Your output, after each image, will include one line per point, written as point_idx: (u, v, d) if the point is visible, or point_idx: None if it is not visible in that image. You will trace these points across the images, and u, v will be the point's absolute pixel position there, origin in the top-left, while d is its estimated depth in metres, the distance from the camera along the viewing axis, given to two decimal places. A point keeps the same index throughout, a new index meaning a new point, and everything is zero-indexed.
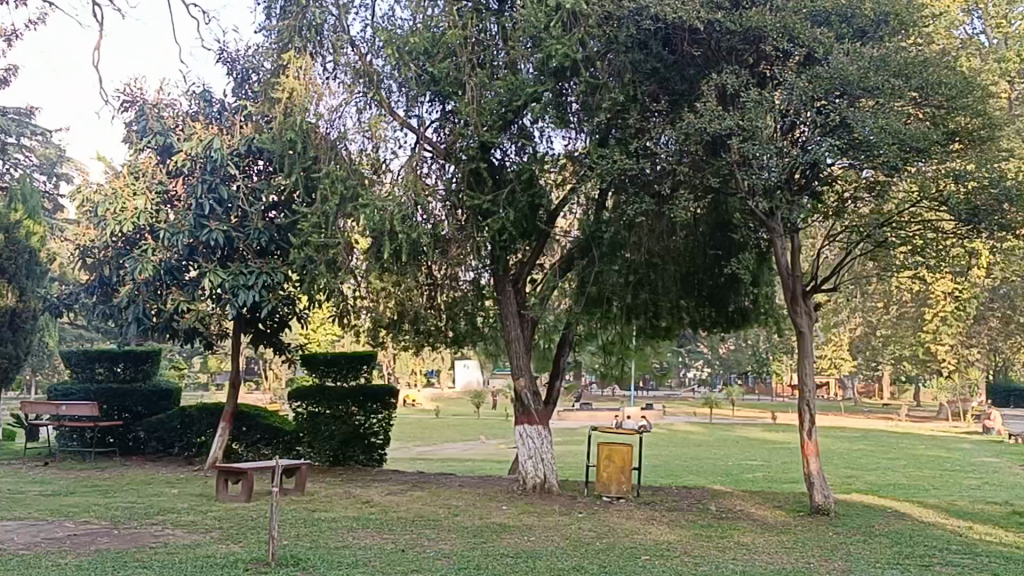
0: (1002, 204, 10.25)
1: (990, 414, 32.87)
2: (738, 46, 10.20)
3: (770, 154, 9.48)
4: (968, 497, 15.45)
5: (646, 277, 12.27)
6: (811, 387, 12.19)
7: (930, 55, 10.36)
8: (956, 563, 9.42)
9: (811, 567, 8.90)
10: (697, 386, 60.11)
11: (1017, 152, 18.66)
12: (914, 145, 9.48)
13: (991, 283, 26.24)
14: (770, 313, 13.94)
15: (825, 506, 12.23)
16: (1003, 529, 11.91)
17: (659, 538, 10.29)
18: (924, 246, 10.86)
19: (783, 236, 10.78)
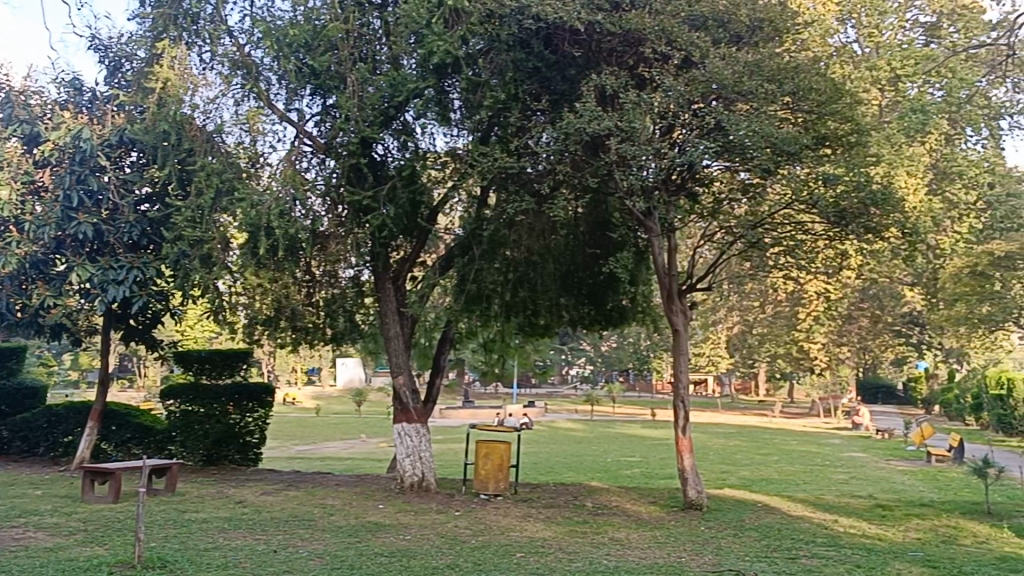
0: (868, 207, 10.59)
1: (858, 410, 33.94)
2: (618, 48, 10.44)
3: (648, 155, 9.63)
4: (835, 492, 15.89)
5: (525, 275, 12.30)
6: (686, 384, 12.34)
7: (803, 62, 10.64)
8: (820, 556, 9.69)
9: (681, 562, 9.03)
10: (578, 383, 60.69)
11: (886, 156, 19.33)
12: (786, 149, 9.77)
13: (860, 283, 27.14)
14: (647, 311, 14.14)
15: (698, 501, 12.44)
16: (865, 522, 12.32)
17: (534, 535, 10.34)
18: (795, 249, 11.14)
19: (660, 236, 10.87)
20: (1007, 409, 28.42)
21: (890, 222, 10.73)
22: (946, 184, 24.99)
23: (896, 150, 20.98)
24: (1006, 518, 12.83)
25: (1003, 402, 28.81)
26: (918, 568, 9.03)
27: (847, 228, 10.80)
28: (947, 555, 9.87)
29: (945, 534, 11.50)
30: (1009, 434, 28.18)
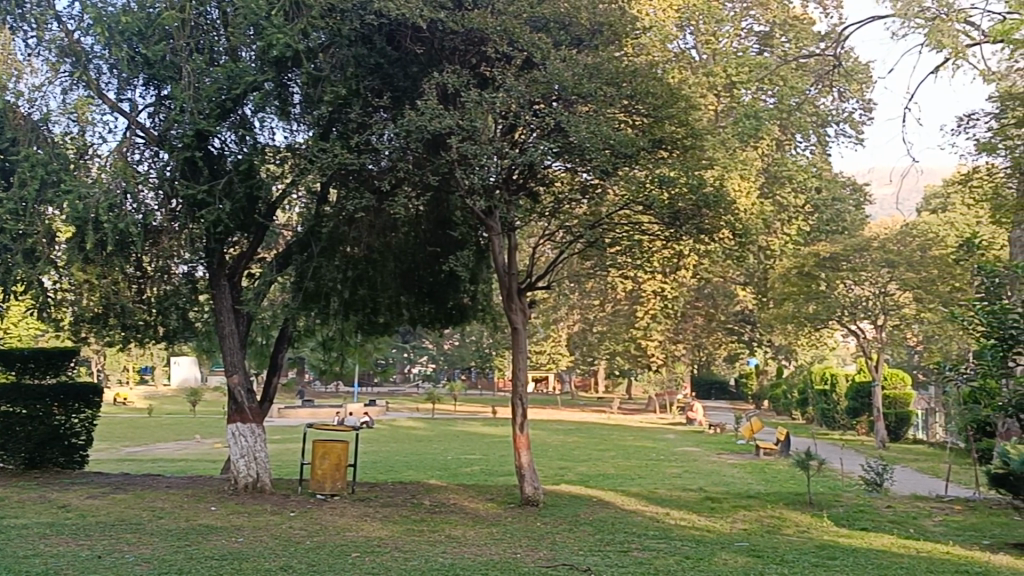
0: (701, 209, 10.97)
1: (692, 406, 34.92)
2: (460, 47, 10.46)
3: (488, 154, 9.66)
4: (667, 486, 16.34)
5: (364, 273, 12.21)
6: (524, 382, 12.46)
7: (640, 66, 10.89)
8: (651, 548, 9.94)
9: (516, 558, 9.10)
10: (420, 381, 60.57)
11: (720, 161, 19.91)
12: (623, 151, 10.06)
13: (695, 282, 27.93)
14: (486, 309, 14.28)
15: (535, 497, 12.57)
16: (695, 514, 12.70)
17: (370, 534, 10.27)
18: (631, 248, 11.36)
19: (500, 235, 10.98)
20: (831, 404, 29.76)
21: (721, 224, 11.14)
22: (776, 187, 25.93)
23: (730, 153, 21.71)
24: (826, 508, 13.42)
25: (827, 397, 30.15)
26: (742, 558, 9.34)
27: (681, 228, 11.13)
28: (770, 544, 10.26)
29: (770, 524, 11.94)
30: (832, 428, 29.53)
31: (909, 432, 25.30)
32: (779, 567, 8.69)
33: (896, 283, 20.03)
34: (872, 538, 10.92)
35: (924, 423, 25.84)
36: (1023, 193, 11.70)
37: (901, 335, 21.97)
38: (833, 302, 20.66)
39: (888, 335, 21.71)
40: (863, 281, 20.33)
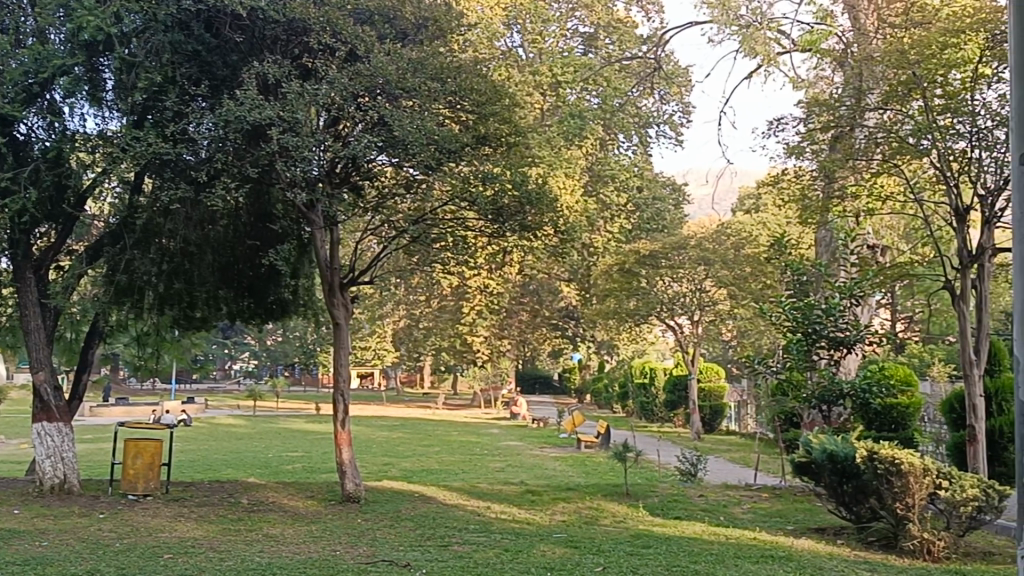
0: (524, 206, 11.08)
1: (515, 401, 35.32)
2: (282, 37, 10.25)
3: (311, 147, 9.45)
4: (489, 480, 16.49)
5: (180, 266, 11.78)
6: (347, 378, 12.32)
7: (465, 62, 10.94)
8: (471, 541, 10.00)
9: (335, 555, 9.00)
10: (242, 378, 59.23)
11: (545, 159, 20.19)
12: (447, 147, 10.10)
13: (520, 278, 28.24)
14: (309, 305, 14.02)
15: (356, 494, 12.45)
16: (516, 507, 12.86)
17: (185, 534, 9.98)
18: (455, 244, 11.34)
19: (322, 229, 10.79)
20: (650, 397, 30.61)
21: (544, 221, 11.28)
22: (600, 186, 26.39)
23: (556, 152, 22.03)
24: (641, 498, 13.79)
25: (646, 391, 31.00)
26: (560, 548, 9.51)
27: (505, 226, 11.19)
28: (587, 535, 10.48)
29: (588, 515, 12.18)
30: (650, 420, 30.36)
31: (723, 423, 26.29)
32: (596, 556, 8.88)
33: (711, 280, 20.75)
34: (684, 526, 11.30)
35: (735, 416, 26.86)
36: (827, 194, 12.29)
37: (716, 330, 22.79)
38: (652, 298, 21.26)
39: (703, 330, 22.48)
40: (681, 278, 20.99)
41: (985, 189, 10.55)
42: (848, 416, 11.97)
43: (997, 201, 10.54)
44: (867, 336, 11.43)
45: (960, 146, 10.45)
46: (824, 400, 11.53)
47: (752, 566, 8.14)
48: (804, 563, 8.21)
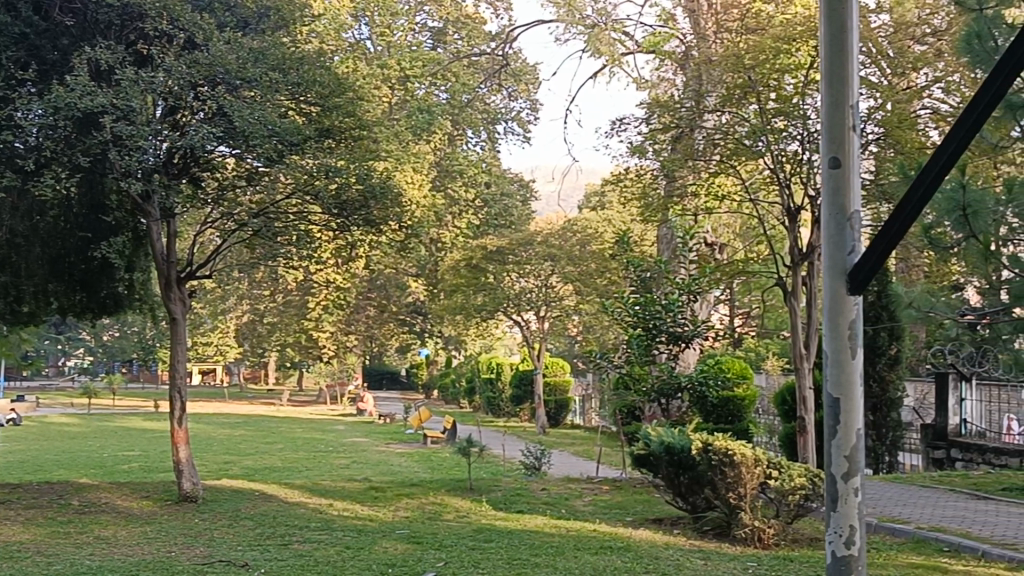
0: (369, 201, 10.94)
1: (361, 397, 35.02)
2: (116, 22, 9.83)
3: (147, 137, 9.12)
4: (333, 477, 16.29)
5: (6, 258, 11.36)
6: (184, 375, 11.96)
7: (308, 54, 10.78)
8: (312, 539, 9.85)
9: (169, 557, 8.72)
10: (76, 376, 56.95)
11: (393, 153, 20.07)
12: (289, 140, 9.93)
13: (367, 273, 28.01)
14: (145, 300, 13.60)
15: (193, 493, 12.09)
16: (359, 504, 12.73)
17: (9, 539, 9.52)
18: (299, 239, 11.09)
19: (159, 222, 10.41)
20: (496, 392, 30.80)
21: (387, 215, 11.18)
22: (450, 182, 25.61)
23: (404, 146, 21.90)
24: (485, 493, 13.86)
25: (492, 386, 31.14)
26: (403, 545, 9.46)
27: (350, 219, 11.02)
28: (429, 531, 10.45)
29: (431, 511, 12.15)
30: (497, 415, 30.58)
31: (567, 418, 26.67)
32: (437, 553, 8.84)
33: (557, 276, 21.03)
34: (526, 520, 11.39)
35: (580, 409, 27.27)
36: (668, 193, 12.61)
37: (562, 325, 23.10)
38: (499, 294, 21.37)
39: (549, 326, 22.76)
40: (528, 274, 21.17)
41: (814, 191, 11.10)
42: (686, 410, 12.28)
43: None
44: (703, 331, 11.85)
45: (791, 149, 10.91)
46: (662, 393, 11.80)
47: (591, 557, 8.28)
48: (641, 553, 8.37)
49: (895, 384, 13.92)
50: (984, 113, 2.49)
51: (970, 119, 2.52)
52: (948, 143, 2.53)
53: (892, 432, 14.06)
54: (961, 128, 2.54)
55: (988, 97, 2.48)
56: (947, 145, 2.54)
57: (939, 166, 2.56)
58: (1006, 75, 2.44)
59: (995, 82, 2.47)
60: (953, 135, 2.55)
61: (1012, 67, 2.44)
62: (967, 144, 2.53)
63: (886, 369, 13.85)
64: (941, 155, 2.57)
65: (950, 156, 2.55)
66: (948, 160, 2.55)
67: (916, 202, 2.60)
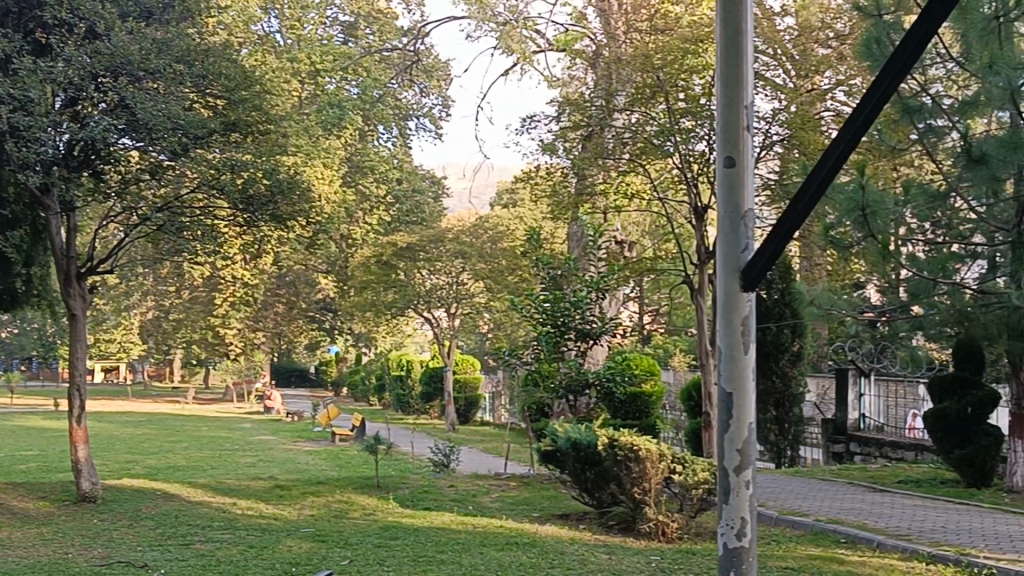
0: (275, 196, 10.78)
1: (268, 395, 34.56)
2: (13, 10, 9.56)
3: (46, 128, 8.90)
4: (238, 476, 16.05)
5: None
6: (82, 372, 11.65)
7: (214, 46, 10.61)
8: (215, 539, 9.69)
9: (66, 558, 8.52)
10: None
11: (303, 148, 19.85)
12: (193, 133, 9.75)
13: (276, 269, 27.67)
14: (43, 296, 13.23)
15: (92, 494, 11.79)
16: (264, 503, 12.56)
17: None
18: (204, 234, 10.78)
19: (58, 216, 10.14)
20: (405, 389, 30.66)
21: (295, 211, 11.04)
22: (359, 177, 25.53)
23: (314, 141, 21.68)
24: (392, 490, 13.79)
25: (402, 382, 30.98)
26: (308, 544, 9.36)
27: (256, 216, 10.84)
28: (335, 529, 10.35)
29: (337, 509, 12.05)
30: (406, 412, 30.46)
31: (476, 415, 26.67)
32: (342, 550, 8.77)
33: (467, 273, 21.04)
34: (434, 517, 11.37)
35: (489, 406, 27.30)
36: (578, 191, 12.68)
37: (472, 322, 23.09)
38: (409, 290, 21.28)
39: (458, 323, 22.73)
40: (438, 271, 21.12)
41: None
42: (593, 406, 12.37)
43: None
44: (610, 328, 11.97)
45: (699, 149, 11.10)
46: (571, 390, 11.81)
47: (497, 553, 8.31)
48: (547, 549, 8.42)
49: (797, 380, 14.20)
50: (873, 114, 2.53)
51: (860, 120, 2.56)
52: (837, 143, 2.56)
53: (794, 427, 14.33)
54: (852, 127, 2.57)
55: (876, 100, 2.52)
56: (837, 145, 2.57)
57: (830, 168, 2.59)
58: (895, 79, 2.48)
59: (884, 84, 2.51)
60: (843, 135, 2.58)
61: (900, 70, 2.47)
62: (858, 143, 2.56)
63: (789, 365, 14.14)
64: (831, 155, 2.60)
65: (840, 156, 2.58)
66: (838, 160, 2.59)
67: (808, 199, 2.62)
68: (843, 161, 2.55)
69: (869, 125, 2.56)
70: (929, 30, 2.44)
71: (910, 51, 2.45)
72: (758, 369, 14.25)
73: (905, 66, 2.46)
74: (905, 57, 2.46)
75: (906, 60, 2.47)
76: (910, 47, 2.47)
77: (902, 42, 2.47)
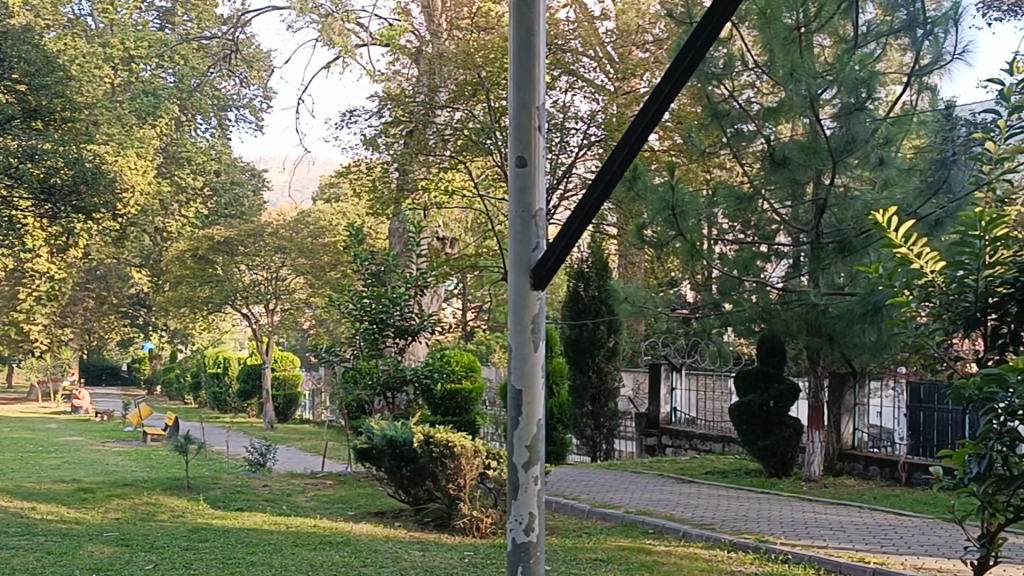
0: (79, 186, 10.06)
1: (76, 392, 33.07)
2: None
3: None
4: (39, 478, 15.30)
5: None
6: None
7: (14, 27, 10.09)
8: (9, 546, 9.20)
9: None
10: None
11: (115, 137, 19.05)
12: None
13: (86, 262, 26.51)
14: None
15: None
16: (65, 506, 12.02)
17: None
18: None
19: None
20: (222, 387, 29.86)
21: (101, 202, 10.35)
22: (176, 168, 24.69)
23: (128, 129, 20.85)
24: (203, 491, 13.40)
25: (217, 380, 30.12)
26: (111, 548, 9.00)
27: (58, 213, 10.12)
28: (140, 533, 9.98)
29: (144, 512, 11.63)
30: (223, 411, 29.66)
31: (296, 412, 26.22)
32: (147, 555, 8.47)
33: (287, 268, 20.70)
34: (245, 518, 11.11)
35: (309, 403, 26.87)
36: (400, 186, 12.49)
37: (291, 320, 22.68)
38: (227, 286, 20.75)
39: (278, 320, 22.30)
40: (258, 266, 20.68)
41: None
42: (412, 403, 12.33)
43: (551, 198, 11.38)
44: (429, 324, 11.94)
45: None
46: (389, 386, 11.72)
47: (309, 553, 8.19)
48: (360, 547, 8.35)
49: (612, 375, 14.50)
50: (660, 112, 2.46)
51: (644, 122, 2.49)
52: (626, 141, 2.48)
53: (609, 421, 14.66)
54: (636, 127, 2.50)
55: (660, 102, 2.45)
56: (622, 146, 2.49)
57: (619, 164, 2.52)
58: (678, 79, 2.41)
59: (669, 87, 2.44)
60: (633, 133, 2.50)
61: (688, 65, 2.41)
62: (644, 144, 2.49)
63: (605, 361, 14.39)
64: (620, 152, 2.52)
65: (625, 157, 2.50)
66: (624, 161, 2.51)
67: (598, 196, 2.54)
68: (629, 160, 2.49)
69: (656, 124, 2.49)
70: (712, 32, 2.37)
71: (695, 49, 2.40)
72: (575, 364, 14.50)
73: (689, 66, 2.40)
74: (690, 56, 2.41)
75: (689, 64, 2.39)
76: (693, 49, 2.41)
77: (685, 43, 2.40)
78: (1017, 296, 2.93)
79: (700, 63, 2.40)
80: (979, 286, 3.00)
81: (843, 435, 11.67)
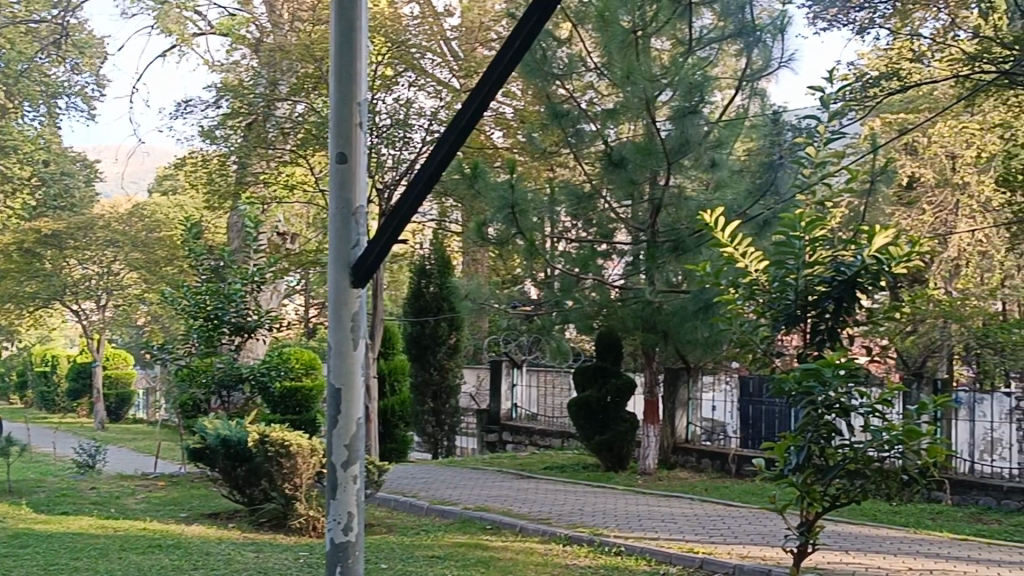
0: None
1: None
2: None
3: None
4: None
5: None
6: None
7: None
8: None
9: None
10: None
11: None
12: None
13: None
14: None
15: None
16: None
17: None
18: None
19: None
20: (51, 386, 28.70)
21: None
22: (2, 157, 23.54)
23: None
24: (27, 494, 12.83)
25: (46, 379, 28.93)
26: None
27: None
28: None
29: None
30: (51, 411, 28.48)
31: (130, 411, 25.41)
32: None
33: (120, 262, 20.30)
34: (70, 522, 10.68)
35: (144, 403, 26.10)
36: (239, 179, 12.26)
37: (125, 316, 22.03)
38: (57, 282, 20.02)
39: (111, 317, 21.67)
40: (90, 260, 20.15)
41: (383, 184, 11.38)
42: (247, 401, 12.04)
43: (392, 193, 11.38)
44: (267, 322, 11.70)
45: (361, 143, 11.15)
46: (223, 384, 11.46)
47: (136, 557, 7.91)
48: (191, 550, 8.13)
49: (453, 372, 14.53)
50: (480, 108, 2.48)
51: (465, 120, 2.52)
52: (447, 137, 2.50)
53: (450, 418, 14.70)
54: (458, 124, 2.51)
55: (480, 99, 2.47)
56: (443, 142, 2.50)
57: (440, 160, 2.53)
58: (498, 77, 2.44)
59: (487, 86, 2.47)
60: (453, 131, 2.52)
61: (508, 63, 2.44)
62: (464, 140, 2.51)
63: (446, 358, 14.43)
64: (441, 150, 2.54)
65: (444, 154, 2.52)
66: (443, 159, 2.52)
67: (419, 191, 2.55)
68: (449, 156, 2.50)
69: (477, 122, 2.52)
70: (528, 32, 2.41)
71: (514, 48, 2.43)
72: (416, 361, 14.47)
73: (508, 64, 2.43)
74: (510, 54, 2.44)
75: (508, 63, 2.43)
76: (512, 48, 2.44)
77: (504, 42, 2.44)
78: (833, 295, 3.82)
79: (518, 62, 2.44)
80: (800, 284, 3.86)
81: (677, 428, 12.01)
